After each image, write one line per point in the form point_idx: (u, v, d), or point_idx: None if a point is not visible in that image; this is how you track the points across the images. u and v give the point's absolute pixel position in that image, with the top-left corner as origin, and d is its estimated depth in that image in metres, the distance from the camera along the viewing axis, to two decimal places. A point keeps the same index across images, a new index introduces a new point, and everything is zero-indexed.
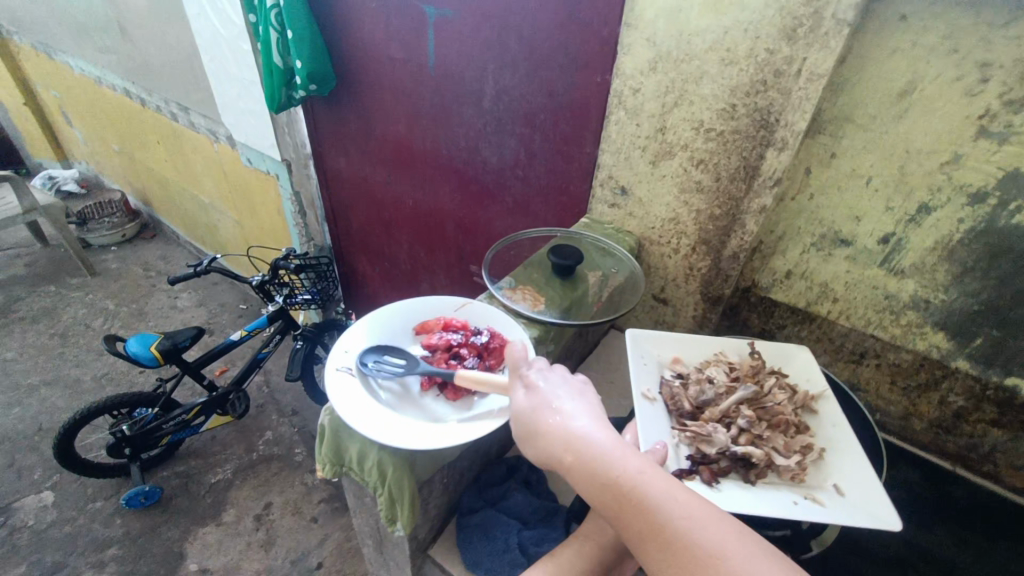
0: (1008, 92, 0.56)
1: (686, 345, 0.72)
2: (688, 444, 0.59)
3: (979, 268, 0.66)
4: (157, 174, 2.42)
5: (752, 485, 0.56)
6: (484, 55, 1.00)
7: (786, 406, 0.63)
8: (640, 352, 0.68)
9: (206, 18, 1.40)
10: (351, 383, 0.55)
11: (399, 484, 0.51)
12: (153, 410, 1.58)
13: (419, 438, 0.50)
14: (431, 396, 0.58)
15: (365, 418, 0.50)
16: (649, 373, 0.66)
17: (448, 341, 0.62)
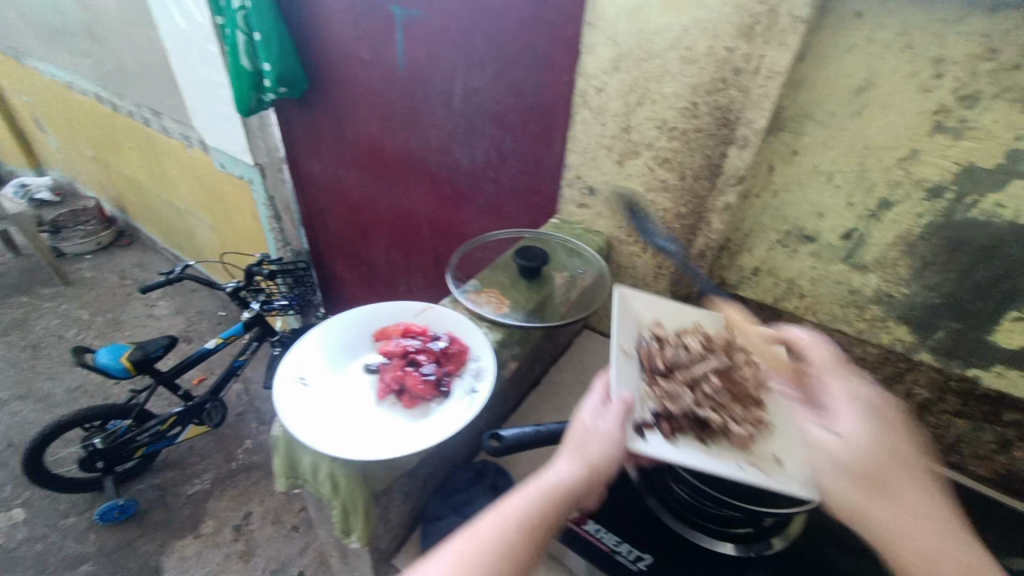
0: (961, 87, 0.57)
1: (664, 309, 0.74)
2: (653, 401, 0.62)
3: (939, 261, 0.66)
4: (131, 180, 2.37)
5: (704, 445, 0.59)
6: (453, 56, 0.99)
7: (750, 378, 0.67)
8: (625, 313, 0.71)
9: (173, 21, 1.38)
10: (302, 393, 0.56)
11: (351, 498, 0.51)
12: (126, 422, 1.55)
13: (367, 450, 0.51)
14: (388, 404, 0.59)
15: (309, 429, 0.51)
16: (629, 329, 0.70)
17: (405, 347, 0.62)
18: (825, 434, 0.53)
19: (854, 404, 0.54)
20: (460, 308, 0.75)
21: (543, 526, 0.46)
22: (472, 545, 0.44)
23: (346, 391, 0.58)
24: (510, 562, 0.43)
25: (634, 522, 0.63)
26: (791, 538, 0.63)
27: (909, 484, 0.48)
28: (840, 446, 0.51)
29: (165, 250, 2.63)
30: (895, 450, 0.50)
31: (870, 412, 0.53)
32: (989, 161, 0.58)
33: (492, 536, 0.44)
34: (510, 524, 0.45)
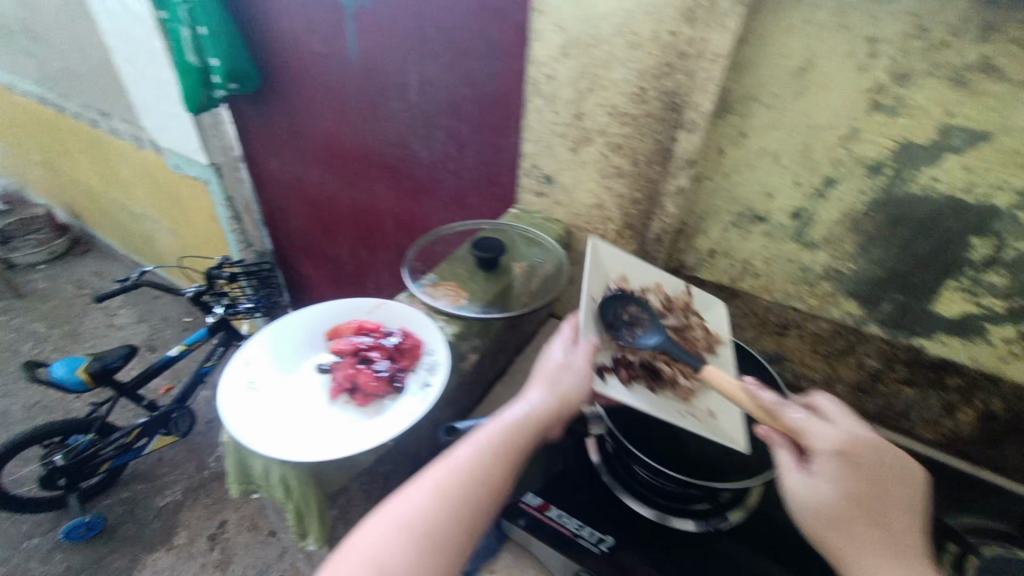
0: (895, 66, 0.58)
1: (629, 265, 0.71)
2: (613, 350, 0.63)
3: (881, 237, 0.69)
4: (82, 185, 2.27)
5: (653, 391, 0.61)
6: (405, 47, 0.97)
7: (699, 342, 0.68)
8: (595, 264, 0.66)
9: (112, 16, 1.32)
10: (249, 397, 0.56)
11: (303, 498, 0.54)
12: (88, 436, 1.49)
13: (315, 451, 0.52)
14: (341, 402, 0.59)
15: (256, 434, 0.53)
16: (598, 280, 0.66)
17: (357, 344, 0.63)
18: (794, 475, 0.49)
19: (823, 452, 0.48)
20: (417, 302, 0.75)
21: (516, 450, 0.52)
22: (453, 470, 0.49)
23: (297, 392, 0.59)
24: (487, 481, 0.49)
25: (595, 509, 0.65)
26: (750, 507, 0.66)
27: (869, 531, 0.46)
28: (807, 493, 0.48)
29: (124, 256, 2.53)
30: (858, 497, 0.46)
31: (836, 459, 0.47)
32: (923, 137, 0.60)
33: (471, 461, 0.50)
34: (486, 449, 0.51)
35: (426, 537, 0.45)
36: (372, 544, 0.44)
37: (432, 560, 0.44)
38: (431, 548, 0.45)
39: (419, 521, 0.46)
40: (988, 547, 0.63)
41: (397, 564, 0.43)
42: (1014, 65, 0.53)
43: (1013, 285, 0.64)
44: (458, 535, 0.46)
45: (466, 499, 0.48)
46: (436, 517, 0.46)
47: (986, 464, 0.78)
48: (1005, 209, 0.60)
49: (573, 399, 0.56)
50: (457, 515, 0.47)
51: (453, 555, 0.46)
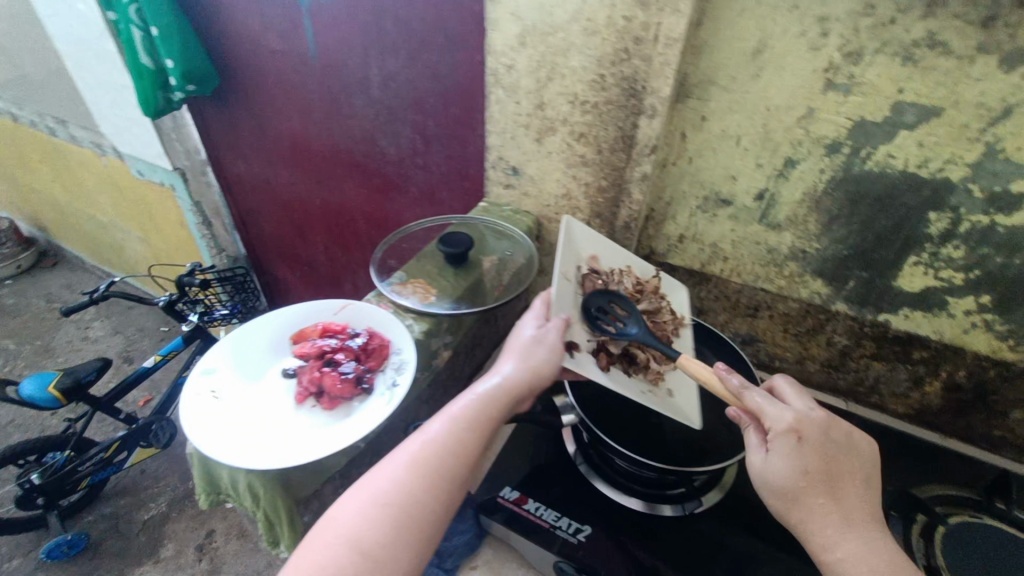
0: (846, 44, 0.58)
1: (600, 246, 0.70)
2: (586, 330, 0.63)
3: (843, 215, 0.69)
4: (45, 196, 2.19)
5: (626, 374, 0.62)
6: (364, 41, 0.95)
7: (667, 323, 0.68)
8: (567, 242, 0.66)
9: (60, 19, 1.27)
10: (211, 405, 0.56)
11: (273, 506, 0.53)
12: (64, 453, 1.45)
13: (280, 457, 0.52)
14: (308, 407, 0.60)
15: (218, 441, 0.52)
16: (570, 259, 0.65)
17: (321, 347, 0.64)
18: (752, 457, 0.51)
19: (775, 433, 0.49)
20: (385, 301, 0.73)
21: (491, 420, 0.50)
22: (427, 444, 0.47)
23: (262, 399, 0.60)
24: (464, 453, 0.48)
25: (573, 500, 0.65)
26: (727, 487, 0.68)
27: (827, 504, 0.47)
28: (763, 473, 0.49)
29: (95, 267, 2.46)
30: (809, 472, 0.47)
31: (786, 439, 0.48)
32: (877, 115, 0.61)
33: (446, 434, 0.48)
34: (460, 422, 0.49)
35: (403, 514, 0.44)
36: (346, 524, 0.43)
37: (410, 535, 0.43)
38: (408, 524, 0.44)
39: (394, 499, 0.44)
40: (956, 516, 0.64)
41: (374, 543, 0.42)
42: (958, 39, 0.53)
43: (969, 257, 0.65)
44: (436, 510, 0.45)
45: (442, 473, 0.46)
46: (413, 493, 0.45)
47: (955, 433, 0.79)
48: (958, 182, 0.61)
49: (548, 368, 0.54)
50: (434, 489, 0.45)
51: (432, 530, 0.45)
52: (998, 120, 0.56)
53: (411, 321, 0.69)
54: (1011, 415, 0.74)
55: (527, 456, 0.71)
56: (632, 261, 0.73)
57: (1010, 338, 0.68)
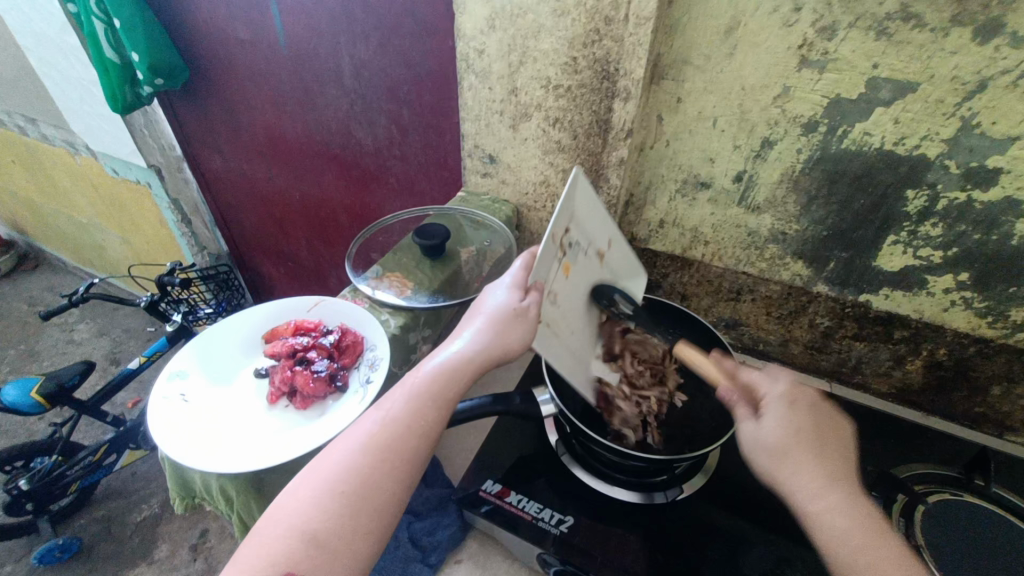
0: (819, 19, 0.57)
1: (589, 211, 0.58)
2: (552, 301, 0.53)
3: (821, 195, 0.69)
4: (21, 198, 2.15)
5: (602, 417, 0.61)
6: (333, 28, 0.93)
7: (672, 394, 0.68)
8: (569, 196, 0.53)
9: (21, 13, 1.22)
10: (178, 408, 0.56)
11: (245, 508, 0.54)
12: (52, 457, 1.44)
13: (250, 458, 0.51)
14: (281, 407, 0.62)
15: (180, 442, 0.52)
16: (564, 218, 0.52)
17: (293, 346, 0.65)
18: (746, 423, 0.51)
19: (770, 398, 0.51)
20: (361, 297, 0.72)
21: (451, 398, 0.50)
22: (384, 426, 0.47)
23: (234, 403, 0.61)
24: (421, 434, 0.47)
25: (554, 491, 0.65)
26: (711, 471, 0.67)
27: (812, 465, 0.47)
28: (758, 433, 0.49)
29: (77, 269, 2.43)
30: (803, 431, 0.49)
31: (781, 403, 0.51)
32: (853, 92, 0.60)
33: (404, 415, 0.47)
34: (420, 399, 0.48)
35: (360, 499, 0.43)
36: (299, 514, 0.42)
37: (368, 521, 0.43)
38: (364, 510, 0.43)
39: (350, 484, 0.44)
40: (935, 494, 0.64)
41: (330, 531, 0.41)
42: (932, 11, 0.52)
43: (947, 234, 0.64)
44: (394, 493, 0.45)
45: (400, 455, 0.46)
46: (369, 478, 0.44)
47: (937, 411, 0.80)
48: (935, 159, 0.60)
49: (517, 340, 0.50)
50: (391, 472, 0.45)
51: (390, 513, 0.44)
52: (974, 94, 0.55)
53: (387, 316, 0.67)
54: (992, 391, 0.74)
55: (509, 448, 0.70)
56: (609, 236, 0.63)
57: (989, 315, 0.68)
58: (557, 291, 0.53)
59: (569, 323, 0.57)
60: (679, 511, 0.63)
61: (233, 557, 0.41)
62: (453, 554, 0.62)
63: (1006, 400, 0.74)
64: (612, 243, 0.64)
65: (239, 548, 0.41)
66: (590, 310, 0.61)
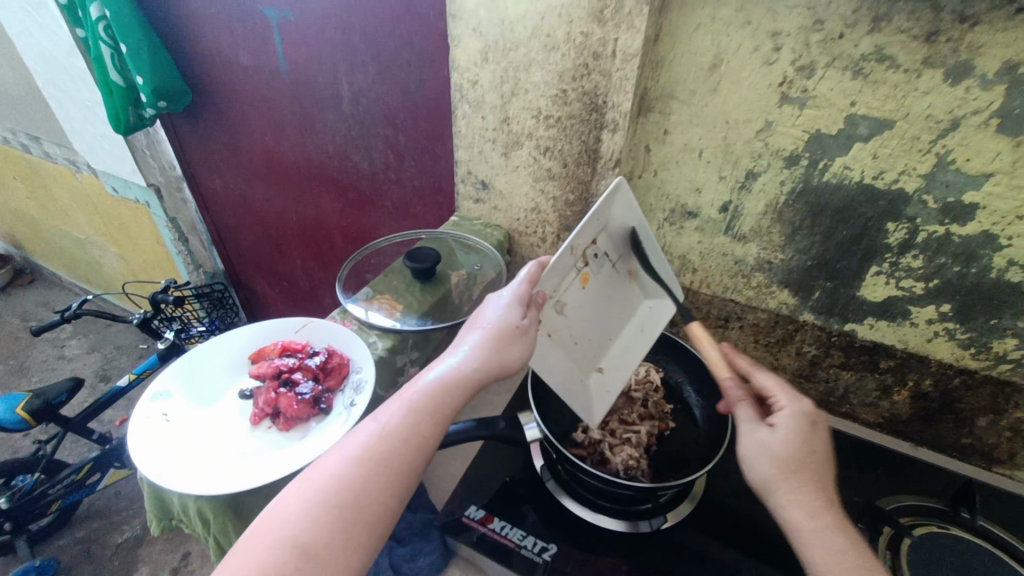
0: (798, 59, 0.59)
1: (625, 225, 0.60)
2: (558, 308, 0.58)
3: (804, 226, 0.70)
4: (21, 213, 2.16)
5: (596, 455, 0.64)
6: (333, 57, 0.96)
7: (668, 428, 0.69)
8: (602, 212, 0.55)
9: (30, 36, 1.26)
10: (159, 429, 0.56)
11: (221, 530, 0.54)
12: (34, 476, 1.41)
13: (229, 480, 0.51)
14: (263, 428, 0.62)
15: (159, 464, 0.51)
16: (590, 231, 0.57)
17: (279, 366, 0.65)
18: (756, 428, 0.51)
19: (789, 412, 0.52)
20: (350, 318, 0.72)
21: (449, 413, 0.49)
22: (380, 438, 0.46)
23: (215, 423, 0.61)
24: (418, 448, 0.47)
25: (538, 517, 0.64)
26: (697, 499, 0.67)
27: (811, 478, 0.48)
28: (771, 441, 0.50)
29: (73, 285, 2.42)
30: (815, 451, 0.50)
31: (802, 419, 0.51)
32: (832, 127, 0.62)
33: (401, 428, 0.47)
34: (418, 414, 0.48)
35: (352, 513, 0.43)
36: (290, 525, 0.42)
37: (358, 536, 0.42)
38: (357, 524, 0.43)
39: (342, 497, 0.43)
40: (919, 527, 0.64)
41: (319, 544, 0.41)
42: (904, 54, 0.54)
43: (928, 266, 0.65)
44: (386, 508, 0.44)
45: (394, 469, 0.45)
46: (362, 493, 0.43)
47: (925, 442, 0.80)
48: (913, 193, 0.61)
49: (515, 358, 0.51)
50: (385, 486, 0.44)
51: (380, 528, 0.44)
52: (947, 132, 0.57)
53: (375, 338, 0.68)
54: (978, 423, 0.74)
55: (494, 473, 0.70)
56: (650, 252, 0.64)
57: (971, 346, 0.68)
58: (567, 298, 0.59)
59: (578, 330, 0.61)
60: (664, 539, 0.62)
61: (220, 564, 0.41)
62: None
63: (993, 432, 0.73)
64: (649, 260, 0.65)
65: (227, 555, 0.41)
66: (609, 320, 0.64)
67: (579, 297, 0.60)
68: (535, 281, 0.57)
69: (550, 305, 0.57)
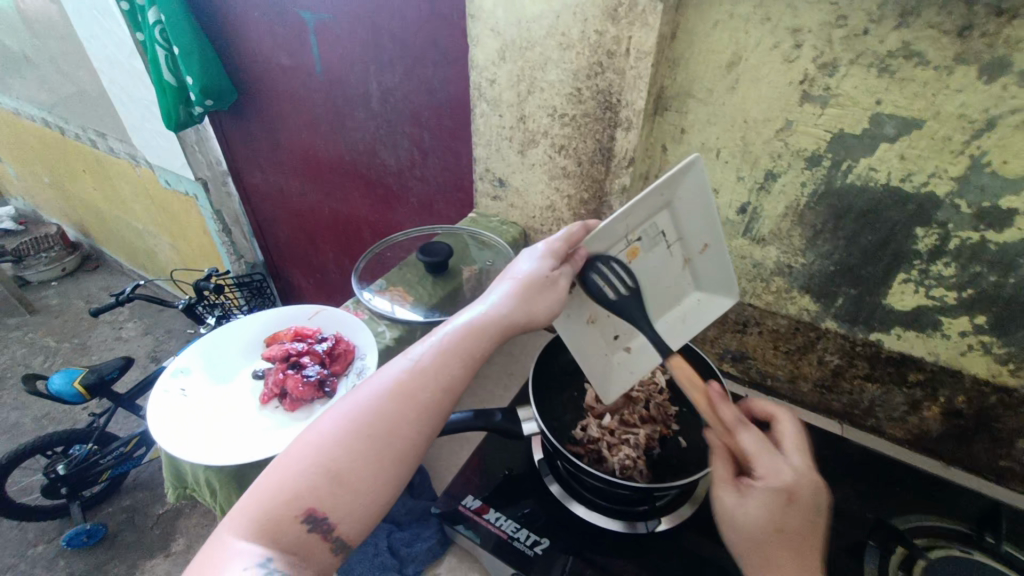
0: (820, 55, 0.57)
1: (692, 208, 0.57)
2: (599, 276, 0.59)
3: (827, 229, 0.67)
4: (88, 204, 2.34)
5: (595, 454, 0.64)
6: (364, 57, 0.99)
7: (669, 431, 0.68)
8: (668, 185, 0.53)
9: (98, 40, 1.37)
10: (176, 403, 0.61)
11: (227, 499, 0.60)
12: (87, 445, 1.52)
13: (238, 453, 0.56)
14: (271, 408, 0.66)
15: (176, 436, 0.56)
16: (650, 206, 0.56)
17: (288, 350, 0.69)
18: (724, 493, 0.47)
19: (767, 483, 0.45)
20: (364, 309, 0.75)
21: (478, 355, 0.49)
22: (412, 372, 0.46)
23: (228, 400, 0.65)
24: (449, 386, 0.46)
25: (538, 513, 0.65)
26: (700, 501, 0.66)
27: (787, 559, 0.43)
28: (736, 515, 0.45)
29: (131, 271, 2.61)
30: (786, 530, 0.44)
31: (775, 495, 0.44)
32: (856, 127, 0.59)
33: (432, 365, 0.47)
34: (448, 354, 0.48)
35: (385, 444, 0.42)
36: (323, 449, 0.41)
37: (390, 468, 0.42)
38: (389, 455, 0.42)
39: (374, 426, 0.42)
40: (937, 548, 0.61)
41: (354, 469, 0.41)
42: (935, 49, 0.52)
43: (961, 275, 0.61)
44: (416, 443, 0.44)
45: (426, 405, 0.45)
46: (395, 423, 0.43)
47: (957, 461, 0.75)
48: (944, 197, 0.58)
49: (543, 309, 0.53)
50: (417, 419, 0.44)
51: (410, 462, 0.43)
52: (982, 132, 0.53)
53: (384, 328, 0.70)
54: (1017, 444, 0.68)
55: (496, 465, 0.71)
56: (711, 244, 0.59)
57: (1011, 363, 0.64)
58: (609, 269, 0.59)
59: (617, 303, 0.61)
60: (663, 543, 0.61)
61: (253, 485, 0.40)
62: (432, 566, 0.63)
63: None
64: (709, 252, 0.60)
65: (259, 476, 0.41)
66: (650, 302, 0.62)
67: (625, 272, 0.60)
68: (575, 242, 0.58)
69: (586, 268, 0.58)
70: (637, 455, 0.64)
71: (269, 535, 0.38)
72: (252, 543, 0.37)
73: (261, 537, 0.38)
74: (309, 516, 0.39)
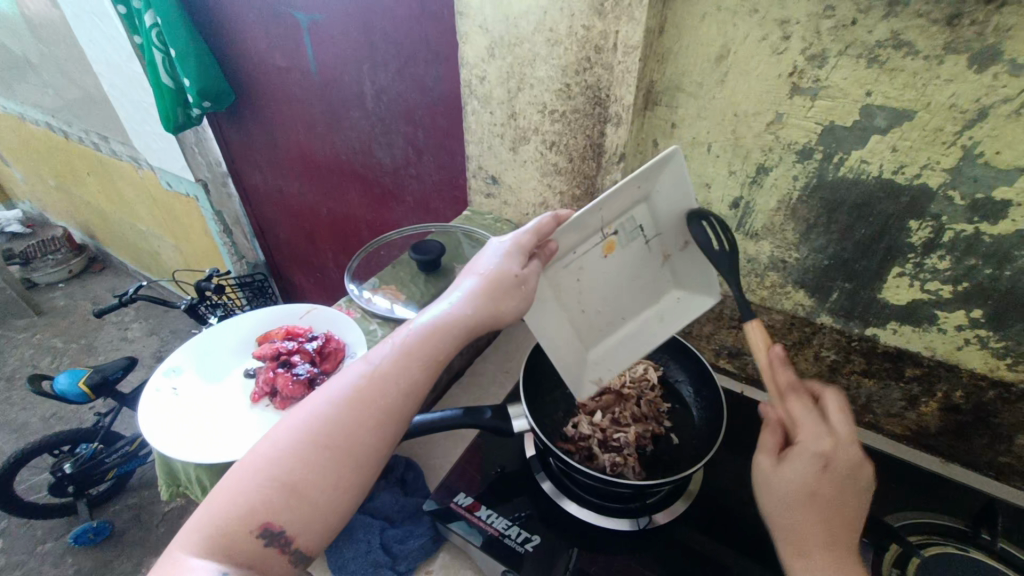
0: (808, 47, 0.56)
1: (672, 203, 0.56)
2: (575, 266, 0.59)
3: (820, 223, 0.67)
4: (93, 206, 2.36)
5: (585, 454, 0.64)
6: (358, 57, 0.99)
7: (659, 428, 0.69)
8: (647, 177, 0.52)
9: (97, 44, 1.38)
10: (167, 401, 0.62)
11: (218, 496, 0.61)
12: (93, 445, 1.53)
13: (231, 452, 0.58)
14: (262, 405, 0.66)
15: (167, 436, 0.57)
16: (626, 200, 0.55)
17: (278, 348, 0.70)
18: (762, 458, 0.48)
19: (803, 448, 0.46)
20: (356, 308, 0.75)
21: (441, 358, 0.49)
22: (370, 379, 0.46)
23: (219, 398, 0.66)
24: (409, 391, 0.46)
25: (530, 510, 0.65)
26: (692, 496, 0.66)
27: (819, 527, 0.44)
28: (771, 477, 0.47)
29: (136, 272, 2.64)
30: (819, 495, 0.44)
31: (812, 460, 0.45)
32: (847, 120, 0.58)
33: (391, 370, 0.46)
34: (408, 358, 0.48)
35: (342, 452, 0.42)
36: (278, 462, 0.42)
37: (350, 476, 0.42)
38: (347, 464, 0.42)
39: (331, 437, 0.43)
40: (931, 546, 0.60)
41: (309, 481, 0.41)
42: (924, 39, 0.51)
43: (956, 268, 0.60)
44: (377, 451, 0.44)
45: (385, 411, 0.45)
46: (352, 432, 0.43)
47: (957, 457, 0.74)
48: (937, 189, 0.57)
49: (507, 313, 0.53)
50: (376, 427, 0.44)
51: (371, 468, 0.44)
52: (974, 123, 0.52)
53: (376, 326, 0.71)
54: (1017, 440, 0.67)
55: (489, 462, 0.71)
56: (690, 240, 0.59)
57: (1008, 356, 0.63)
58: (585, 262, 0.59)
59: (592, 298, 0.61)
60: (657, 541, 0.61)
61: (208, 500, 0.41)
62: (425, 563, 0.63)
63: None
64: (688, 250, 0.59)
65: (214, 489, 0.41)
66: (627, 296, 0.63)
67: (602, 265, 0.60)
68: (544, 235, 0.56)
69: (557, 261, 0.58)
70: (627, 454, 0.64)
71: (224, 550, 0.39)
72: (206, 560, 0.38)
73: (215, 553, 0.38)
74: (264, 531, 0.39)
